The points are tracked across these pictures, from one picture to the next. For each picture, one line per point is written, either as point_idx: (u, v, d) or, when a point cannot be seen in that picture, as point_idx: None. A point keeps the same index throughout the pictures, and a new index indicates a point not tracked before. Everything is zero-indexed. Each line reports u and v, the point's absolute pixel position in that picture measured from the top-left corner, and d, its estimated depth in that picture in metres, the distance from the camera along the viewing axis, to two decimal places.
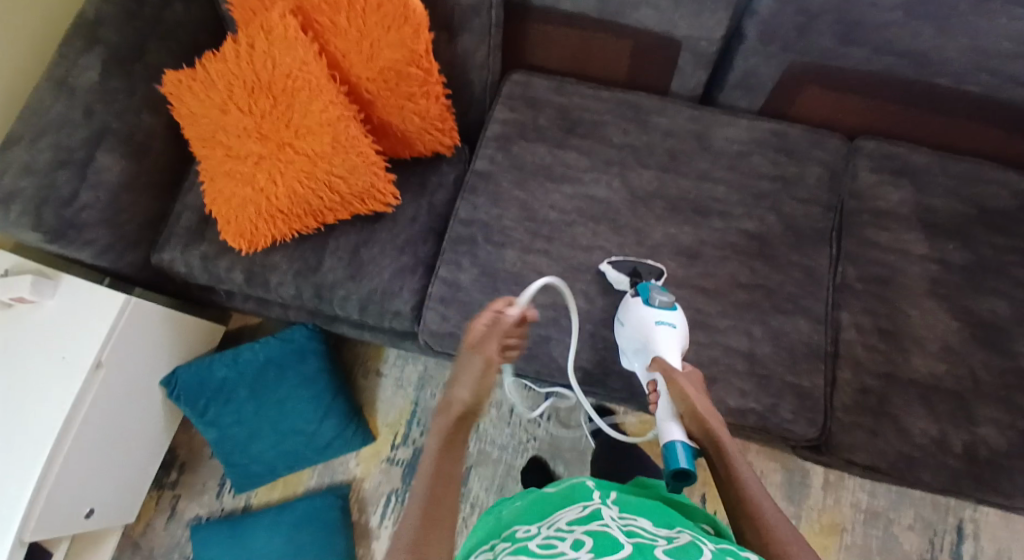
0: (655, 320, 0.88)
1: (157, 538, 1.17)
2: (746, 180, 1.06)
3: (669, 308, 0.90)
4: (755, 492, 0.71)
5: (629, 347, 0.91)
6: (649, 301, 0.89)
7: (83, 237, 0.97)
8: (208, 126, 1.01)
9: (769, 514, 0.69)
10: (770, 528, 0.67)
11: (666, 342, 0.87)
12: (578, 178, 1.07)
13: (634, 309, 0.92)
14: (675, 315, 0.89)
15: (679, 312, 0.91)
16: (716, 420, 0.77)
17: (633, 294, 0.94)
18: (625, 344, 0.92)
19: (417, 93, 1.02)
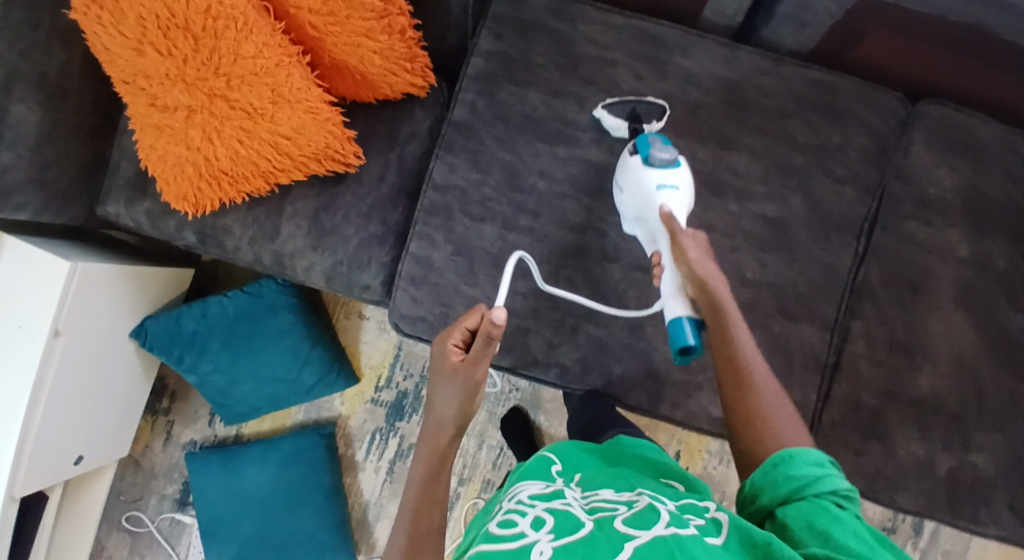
0: (657, 187, 0.76)
1: (157, 458, 1.24)
2: (777, 149, 0.88)
3: (672, 167, 0.77)
4: (754, 372, 0.66)
5: (630, 214, 0.81)
6: (650, 162, 0.77)
7: (11, 202, 0.86)
8: (124, 67, 0.81)
9: (766, 399, 0.65)
10: (766, 414, 0.64)
11: (672, 205, 0.76)
12: (575, 139, 0.90)
13: (633, 171, 0.80)
14: (679, 173, 0.77)
15: (685, 168, 0.78)
16: (723, 288, 0.68)
17: (631, 151, 0.81)
18: (626, 211, 0.82)
19: (375, 29, 0.81)
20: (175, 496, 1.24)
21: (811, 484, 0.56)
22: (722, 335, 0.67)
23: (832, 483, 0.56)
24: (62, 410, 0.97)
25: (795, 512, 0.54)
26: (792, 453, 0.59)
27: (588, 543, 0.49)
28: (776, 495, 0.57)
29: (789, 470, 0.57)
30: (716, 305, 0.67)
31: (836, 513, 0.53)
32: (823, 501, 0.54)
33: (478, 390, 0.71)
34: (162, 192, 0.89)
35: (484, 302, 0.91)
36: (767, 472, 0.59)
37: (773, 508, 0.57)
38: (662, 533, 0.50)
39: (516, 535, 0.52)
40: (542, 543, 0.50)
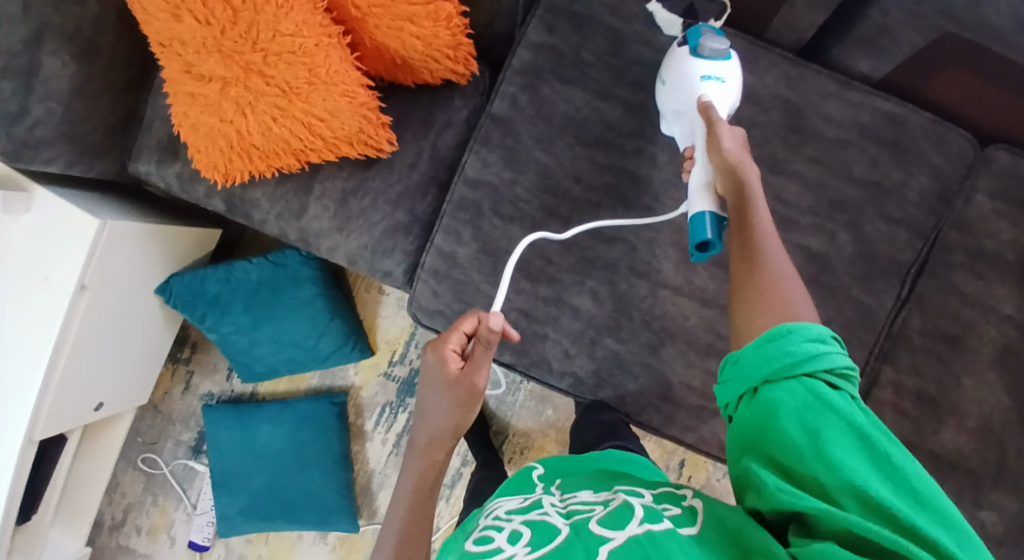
0: (700, 76, 0.72)
1: (175, 405, 1.28)
2: (829, 181, 0.84)
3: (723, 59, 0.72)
4: (768, 245, 0.61)
5: (670, 109, 0.76)
6: (699, 50, 0.71)
7: (41, 156, 0.85)
8: (160, 31, 0.79)
9: (778, 273, 0.60)
10: (774, 286, 0.59)
11: (713, 97, 0.71)
12: (617, 146, 0.86)
13: (679, 63, 0.75)
14: (728, 67, 0.72)
15: (735, 64, 0.73)
16: (752, 171, 0.65)
17: (679, 44, 0.76)
18: (666, 106, 0.77)
19: (419, 14, 0.77)
20: (191, 443, 1.28)
21: (806, 364, 0.51)
22: (741, 211, 0.63)
23: (829, 362, 0.51)
24: (83, 360, 0.99)
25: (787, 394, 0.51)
26: (792, 327, 0.53)
27: (563, 553, 0.47)
28: (763, 373, 0.53)
29: (784, 347, 0.52)
30: (740, 182, 0.64)
31: (831, 401, 0.50)
32: (816, 387, 0.51)
33: (477, 400, 0.71)
34: (192, 159, 0.87)
35: (505, 303, 0.89)
36: (763, 346, 0.53)
37: (758, 387, 0.53)
38: (635, 531, 0.48)
39: (490, 551, 0.50)
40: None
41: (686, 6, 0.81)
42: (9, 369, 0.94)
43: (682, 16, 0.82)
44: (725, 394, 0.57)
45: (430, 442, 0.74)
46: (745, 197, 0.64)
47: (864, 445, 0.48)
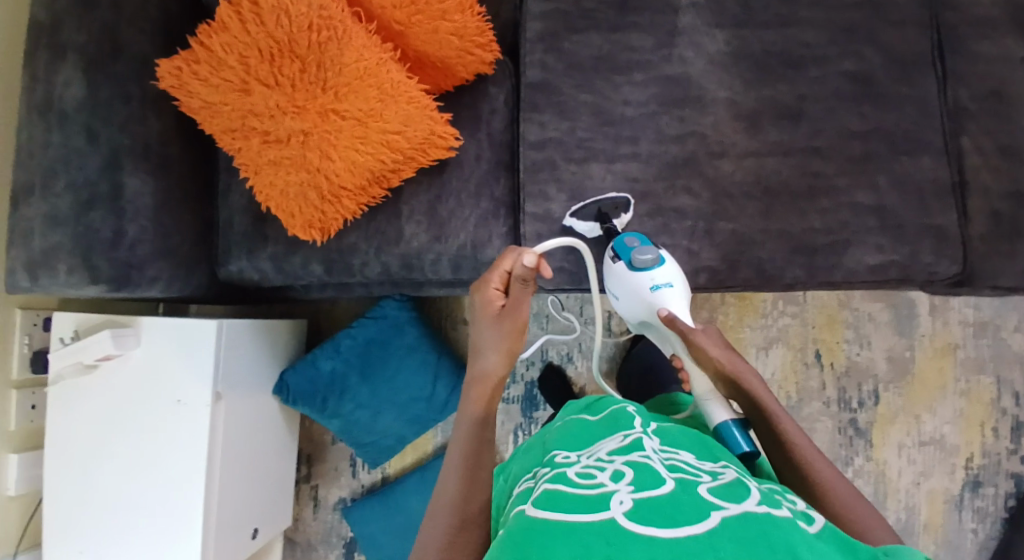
0: (650, 288, 0.84)
1: (310, 527, 1.24)
2: (833, 14, 0.94)
3: (658, 265, 0.85)
4: (808, 459, 0.69)
5: (636, 315, 0.88)
6: (634, 265, 0.84)
7: (146, 274, 0.88)
8: (232, 113, 0.85)
9: (832, 489, 0.66)
10: (837, 507, 0.65)
11: (672, 305, 0.83)
12: (647, 62, 0.95)
13: (622, 276, 0.86)
14: (667, 269, 0.84)
15: (670, 261, 0.85)
16: (754, 381, 0.74)
17: (613, 257, 0.88)
18: (631, 314, 0.89)
19: (450, 8, 0.87)
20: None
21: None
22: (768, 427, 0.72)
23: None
24: (231, 481, 0.96)
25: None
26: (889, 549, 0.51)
27: (671, 498, 0.53)
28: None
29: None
30: (749, 394, 0.73)
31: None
32: None
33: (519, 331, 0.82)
34: (286, 227, 0.91)
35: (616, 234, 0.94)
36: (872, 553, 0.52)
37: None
38: (751, 509, 0.52)
39: (596, 485, 0.56)
40: (622, 494, 0.54)
41: (596, 212, 0.91)
42: (162, 513, 0.90)
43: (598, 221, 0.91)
44: None
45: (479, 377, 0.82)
46: (762, 409, 0.73)
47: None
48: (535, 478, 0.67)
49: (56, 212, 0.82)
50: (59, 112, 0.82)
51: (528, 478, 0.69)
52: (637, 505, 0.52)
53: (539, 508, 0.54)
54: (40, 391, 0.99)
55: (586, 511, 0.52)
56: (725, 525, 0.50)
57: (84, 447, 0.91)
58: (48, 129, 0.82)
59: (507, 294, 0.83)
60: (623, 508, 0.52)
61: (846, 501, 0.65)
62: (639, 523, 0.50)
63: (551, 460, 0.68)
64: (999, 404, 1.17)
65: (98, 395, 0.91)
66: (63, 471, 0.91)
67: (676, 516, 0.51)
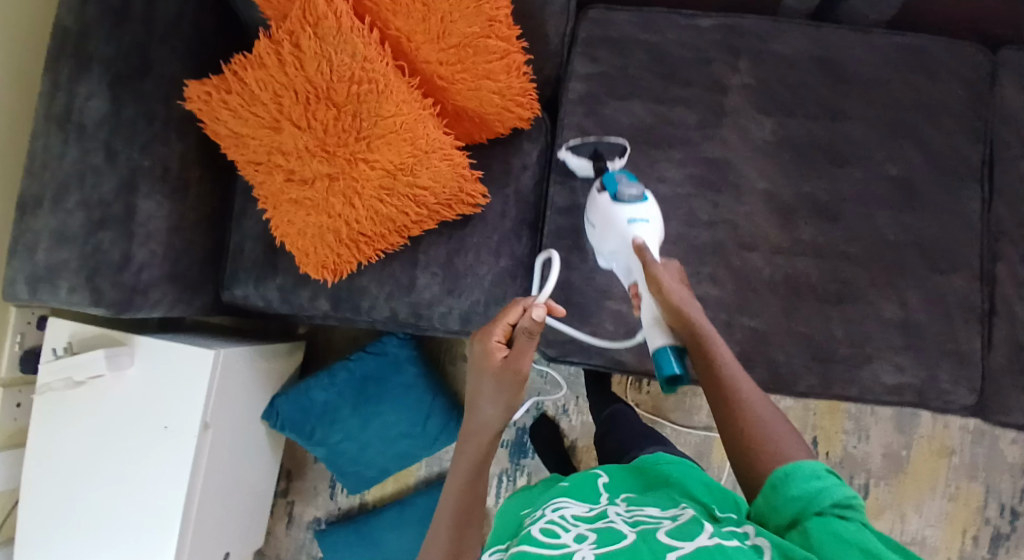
0: (627, 221, 0.78)
1: (282, 542, 1.23)
2: (886, 113, 0.91)
3: (641, 202, 0.79)
4: (736, 384, 0.65)
5: (604, 249, 0.81)
6: (619, 198, 0.78)
7: (151, 298, 0.86)
8: (259, 147, 0.83)
9: (754, 409, 0.63)
10: (754, 422, 0.61)
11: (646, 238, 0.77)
12: (688, 140, 0.92)
13: (602, 207, 0.81)
14: (648, 207, 0.79)
15: (653, 202, 0.80)
16: (695, 310, 0.69)
17: (599, 189, 0.83)
18: (600, 247, 0.82)
19: (496, 69, 0.83)
20: None
21: (812, 502, 0.53)
22: (701, 357, 0.67)
23: (832, 496, 0.53)
24: (209, 507, 0.94)
25: (808, 536, 0.52)
26: (788, 469, 0.56)
27: (630, 552, 0.55)
28: (781, 521, 0.55)
29: (787, 492, 0.55)
30: (693, 327, 0.67)
31: (840, 531, 0.51)
32: (829, 520, 0.52)
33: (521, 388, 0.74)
34: (299, 264, 0.89)
35: (632, 314, 0.90)
36: (768, 496, 0.56)
37: (783, 530, 0.55)
38: (705, 544, 0.54)
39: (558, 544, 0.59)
40: (583, 552, 0.57)
41: (592, 150, 0.89)
42: (133, 537, 0.88)
43: (591, 159, 0.89)
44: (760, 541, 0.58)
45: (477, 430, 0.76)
46: (700, 339, 0.67)
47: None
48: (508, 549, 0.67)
49: (66, 230, 0.78)
50: (78, 125, 0.78)
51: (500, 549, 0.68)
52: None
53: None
54: (27, 390, 0.97)
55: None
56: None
57: (67, 463, 0.89)
58: (64, 141, 0.78)
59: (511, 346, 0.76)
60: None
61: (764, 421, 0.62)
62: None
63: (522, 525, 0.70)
64: (983, 514, 1.15)
65: (88, 411, 0.89)
66: (42, 483, 0.90)
67: None
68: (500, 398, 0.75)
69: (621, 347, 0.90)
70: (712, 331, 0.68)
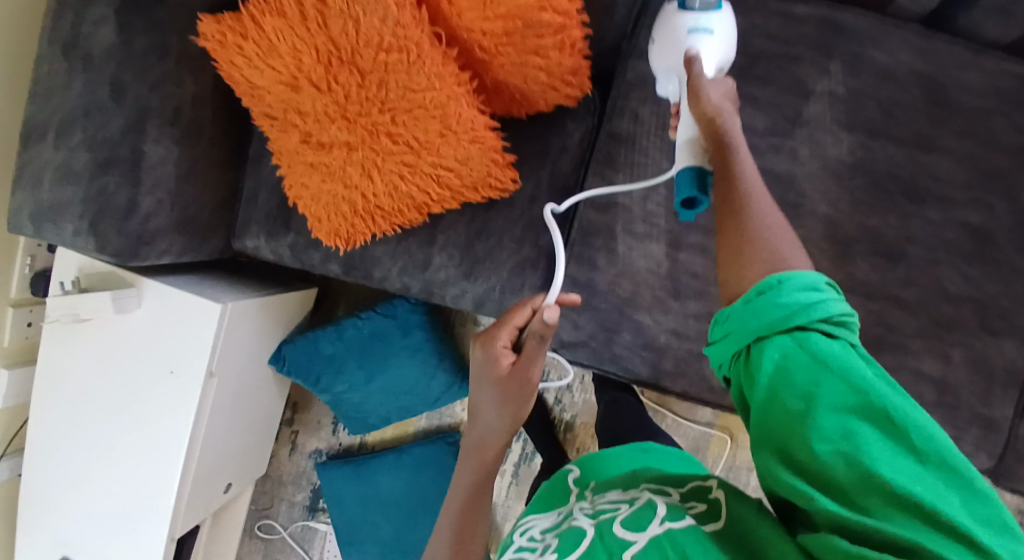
0: (690, 28, 0.66)
1: (284, 466, 1.28)
2: (983, 150, 0.80)
3: (714, 10, 0.67)
4: (749, 185, 0.57)
5: (658, 67, 0.71)
6: (686, 2, 0.67)
7: (156, 249, 0.82)
8: (275, 103, 0.76)
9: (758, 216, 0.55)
10: (754, 231, 0.54)
11: (705, 52, 0.66)
12: (752, 147, 0.83)
13: (666, 15, 0.69)
14: (720, 18, 0.67)
15: (729, 16, 0.68)
16: (733, 122, 0.60)
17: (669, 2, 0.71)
18: (656, 66, 0.71)
19: (547, 46, 0.72)
20: (305, 502, 1.28)
21: (800, 315, 0.45)
22: (721, 161, 0.59)
23: (822, 313, 0.45)
24: (212, 446, 0.96)
25: (780, 356, 0.45)
26: (783, 277, 0.47)
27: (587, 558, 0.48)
28: (753, 328, 0.47)
29: (775, 299, 0.46)
30: (719, 130, 0.59)
31: (825, 354, 0.44)
32: (810, 338, 0.45)
33: (529, 395, 0.73)
34: (311, 228, 0.84)
35: (654, 327, 0.86)
36: (751, 301, 0.48)
37: (751, 344, 0.47)
38: (656, 530, 0.47)
39: None
40: None
41: None
42: (138, 468, 0.91)
43: None
44: (718, 355, 0.51)
45: (480, 440, 0.77)
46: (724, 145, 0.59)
47: (861, 401, 0.42)
48: None
49: (72, 169, 0.76)
50: (84, 55, 0.74)
51: None
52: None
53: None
54: (38, 311, 0.97)
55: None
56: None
57: (75, 392, 0.91)
58: (70, 71, 0.74)
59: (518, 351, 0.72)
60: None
61: (766, 224, 0.55)
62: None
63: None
64: None
65: (94, 347, 0.89)
66: (52, 408, 0.92)
67: None
68: (503, 411, 0.74)
69: (636, 359, 0.86)
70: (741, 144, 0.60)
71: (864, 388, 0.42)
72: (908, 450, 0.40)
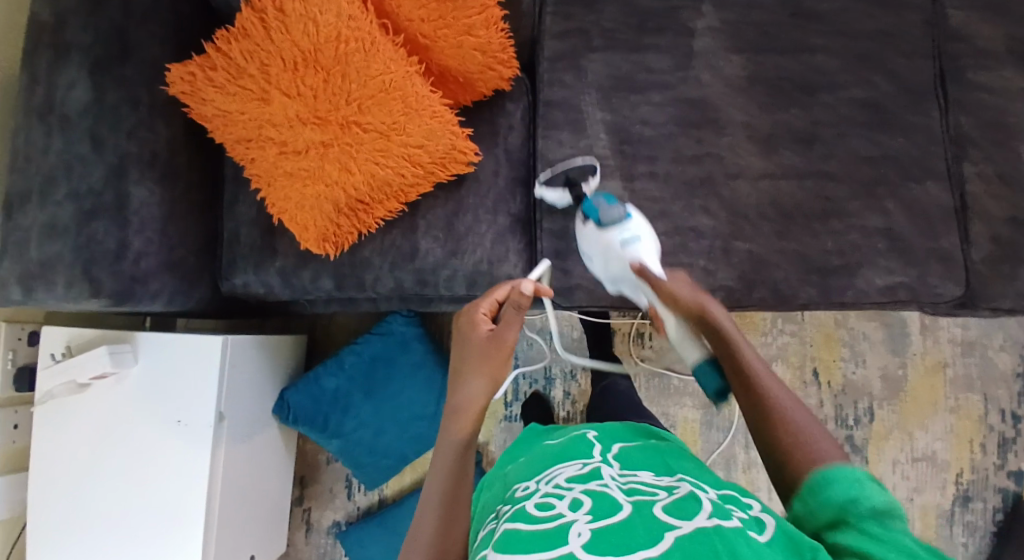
0: (621, 242, 0.80)
1: (303, 552, 1.19)
2: (845, 42, 0.97)
3: (626, 218, 0.82)
4: (767, 385, 0.63)
5: (606, 273, 0.84)
6: (603, 222, 0.81)
7: (150, 289, 0.83)
8: (249, 123, 0.83)
9: (778, 399, 0.62)
10: (784, 423, 0.60)
11: (643, 256, 0.79)
12: (666, 84, 0.96)
13: (592, 235, 0.83)
14: (636, 224, 0.82)
15: (637, 217, 0.83)
16: (721, 316, 0.68)
17: (583, 221, 0.85)
18: (601, 274, 0.85)
19: (477, 24, 0.86)
20: None
21: (849, 504, 0.52)
22: (731, 366, 0.66)
23: (872, 499, 0.52)
24: (230, 505, 0.91)
25: (842, 540, 0.51)
26: (827, 477, 0.55)
27: (627, 528, 0.52)
28: (816, 523, 0.54)
29: (825, 496, 0.54)
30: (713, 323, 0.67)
31: (879, 537, 0.50)
32: (864, 521, 0.51)
33: (505, 361, 0.73)
34: (299, 240, 0.88)
35: None
36: (806, 500, 0.55)
37: (821, 533, 0.54)
38: (704, 525, 0.52)
39: (553, 515, 0.55)
40: (579, 525, 0.53)
41: (564, 179, 0.93)
42: (155, 538, 0.84)
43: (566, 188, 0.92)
44: None
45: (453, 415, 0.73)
46: (726, 340, 0.67)
47: None
48: (498, 516, 0.65)
49: (57, 221, 0.77)
50: (62, 116, 0.78)
51: (493, 517, 0.66)
52: (595, 536, 0.51)
53: (498, 551, 0.52)
54: (24, 410, 0.93)
55: (542, 546, 0.51)
56: (679, 546, 0.50)
57: (74, 475, 0.86)
58: (49, 133, 0.78)
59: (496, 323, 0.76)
60: (581, 540, 0.51)
61: (793, 420, 0.60)
62: (594, 555, 0.49)
63: (511, 495, 0.67)
64: (986, 421, 1.19)
65: (94, 416, 0.86)
66: (49, 501, 0.86)
67: (628, 543, 0.50)
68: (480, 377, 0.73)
69: None
70: (737, 333, 0.67)
71: None
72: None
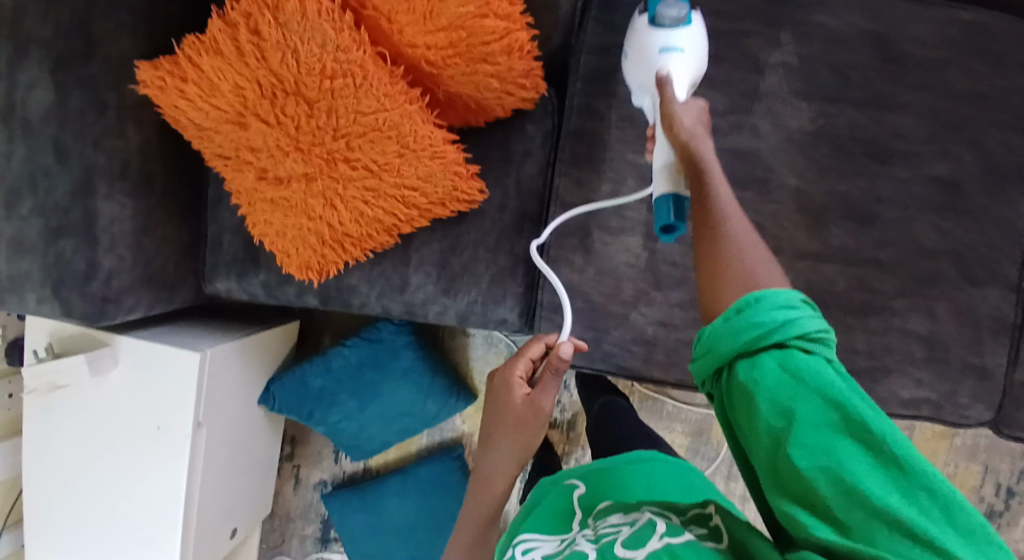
0: (660, 47, 0.66)
1: (291, 502, 1.26)
2: (941, 103, 0.80)
3: (685, 25, 0.66)
4: (723, 207, 0.53)
5: (631, 81, 0.70)
6: (658, 20, 0.66)
7: (124, 306, 0.79)
8: (226, 142, 0.74)
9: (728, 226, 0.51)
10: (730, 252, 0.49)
11: (675, 71, 0.65)
12: (715, 129, 0.81)
13: (638, 31, 0.69)
14: (692, 33, 0.66)
15: (700, 28, 0.67)
16: (707, 147, 0.58)
17: (639, 12, 0.70)
18: (629, 80, 0.71)
19: (495, 51, 0.71)
20: (317, 535, 1.27)
21: (777, 333, 0.43)
22: (695, 187, 0.56)
23: (800, 327, 0.43)
24: (210, 495, 0.94)
25: (762, 379, 0.43)
26: (758, 295, 0.45)
27: None
28: (731, 349, 0.45)
29: (752, 318, 0.44)
30: (692, 155, 0.57)
31: (805, 371, 0.42)
32: (791, 356, 0.43)
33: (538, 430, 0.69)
34: (282, 264, 0.82)
35: (640, 320, 0.85)
36: (729, 319, 0.45)
37: (732, 361, 0.45)
38: None
39: None
40: None
41: None
42: (137, 526, 0.89)
43: None
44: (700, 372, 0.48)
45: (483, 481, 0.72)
46: (700, 172, 0.56)
47: (844, 422, 0.41)
48: None
49: (24, 238, 0.70)
50: (24, 120, 0.69)
51: None
52: None
53: None
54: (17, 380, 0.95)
55: None
56: None
57: (63, 461, 0.89)
58: (9, 139, 0.69)
59: (533, 384, 0.70)
60: None
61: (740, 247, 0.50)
62: None
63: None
64: (979, 492, 1.16)
65: (80, 413, 0.87)
66: (42, 476, 0.90)
67: None
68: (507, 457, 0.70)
69: (627, 354, 0.86)
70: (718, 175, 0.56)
71: (843, 406, 0.41)
72: (897, 472, 0.40)
